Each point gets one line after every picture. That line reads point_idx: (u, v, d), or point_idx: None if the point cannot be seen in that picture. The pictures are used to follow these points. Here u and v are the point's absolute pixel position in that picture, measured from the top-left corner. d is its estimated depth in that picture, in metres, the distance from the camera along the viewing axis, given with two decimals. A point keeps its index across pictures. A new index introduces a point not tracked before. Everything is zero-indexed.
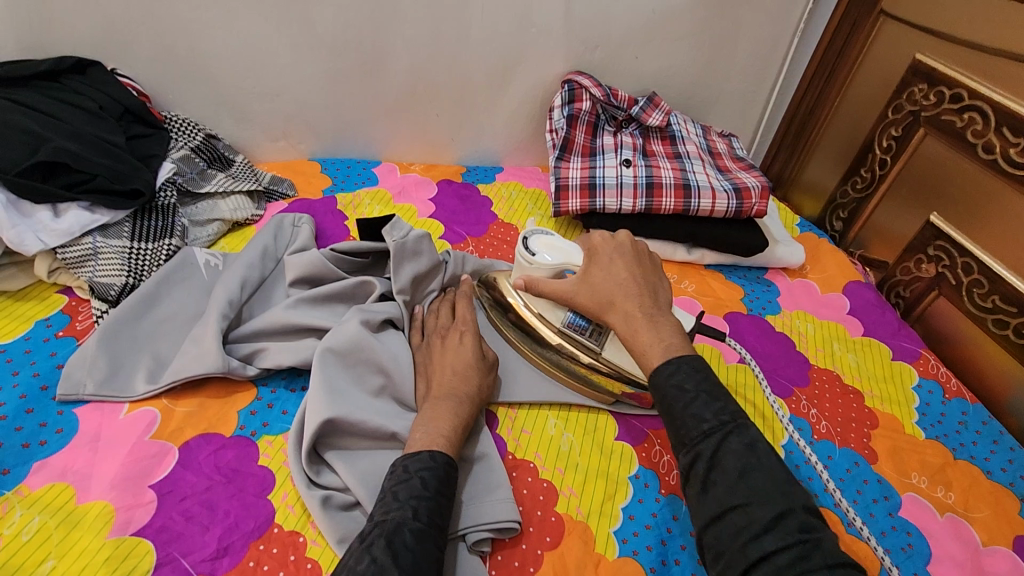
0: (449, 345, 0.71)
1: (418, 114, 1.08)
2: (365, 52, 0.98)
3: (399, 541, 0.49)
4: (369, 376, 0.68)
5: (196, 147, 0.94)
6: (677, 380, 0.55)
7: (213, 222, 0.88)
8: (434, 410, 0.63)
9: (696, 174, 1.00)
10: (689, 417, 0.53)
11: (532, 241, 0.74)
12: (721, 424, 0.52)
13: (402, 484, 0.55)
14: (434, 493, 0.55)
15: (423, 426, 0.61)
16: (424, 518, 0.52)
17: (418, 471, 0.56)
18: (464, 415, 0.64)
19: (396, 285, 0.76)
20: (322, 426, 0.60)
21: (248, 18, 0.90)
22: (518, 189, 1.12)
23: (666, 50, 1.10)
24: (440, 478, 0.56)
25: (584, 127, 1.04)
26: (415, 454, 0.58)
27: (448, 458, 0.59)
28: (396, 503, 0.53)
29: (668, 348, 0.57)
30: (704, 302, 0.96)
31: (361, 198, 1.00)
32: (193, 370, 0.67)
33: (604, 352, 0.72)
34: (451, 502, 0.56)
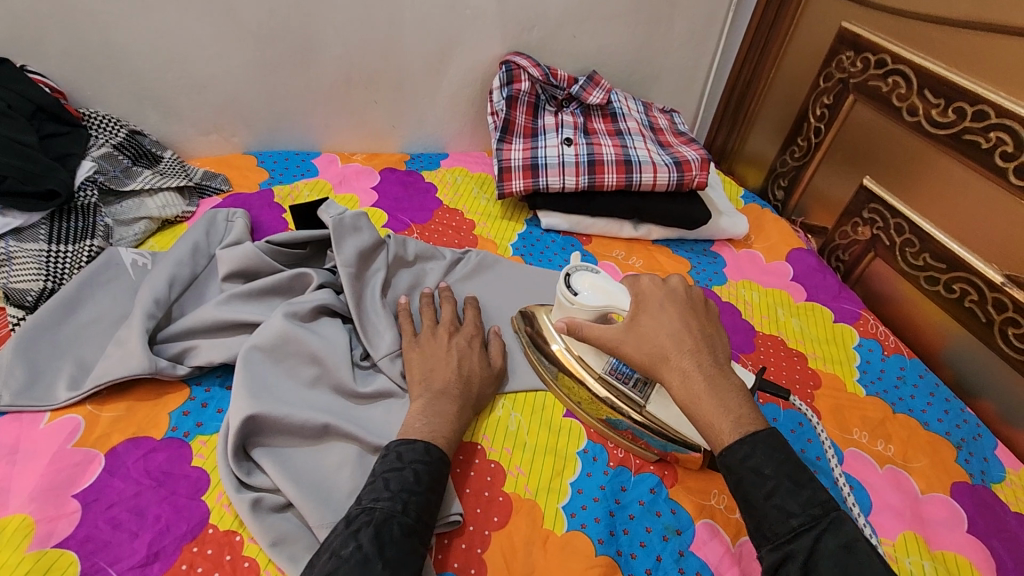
0: (452, 344, 0.70)
1: (357, 103, 1.06)
2: (294, 39, 0.95)
3: (386, 533, 0.49)
4: (301, 369, 0.66)
5: (119, 144, 0.90)
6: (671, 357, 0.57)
7: (140, 220, 0.84)
8: (432, 405, 0.62)
9: (638, 150, 1.00)
10: (774, 510, 0.49)
11: (576, 280, 0.69)
12: (813, 519, 0.48)
13: (394, 472, 0.54)
14: (426, 490, 0.54)
15: (422, 417, 0.61)
16: (413, 513, 0.52)
17: (412, 464, 0.55)
18: (462, 415, 0.63)
19: (340, 257, 0.74)
20: (245, 423, 0.59)
21: (166, 8, 0.87)
22: (462, 174, 1.10)
23: (604, 28, 1.10)
24: (433, 474, 0.56)
25: (525, 108, 1.03)
26: (410, 441, 0.58)
27: (443, 454, 0.58)
28: (386, 493, 0.53)
29: (741, 422, 0.52)
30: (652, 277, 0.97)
31: (300, 189, 0.98)
32: (119, 373, 0.64)
33: (649, 407, 0.67)
34: (442, 498, 0.56)
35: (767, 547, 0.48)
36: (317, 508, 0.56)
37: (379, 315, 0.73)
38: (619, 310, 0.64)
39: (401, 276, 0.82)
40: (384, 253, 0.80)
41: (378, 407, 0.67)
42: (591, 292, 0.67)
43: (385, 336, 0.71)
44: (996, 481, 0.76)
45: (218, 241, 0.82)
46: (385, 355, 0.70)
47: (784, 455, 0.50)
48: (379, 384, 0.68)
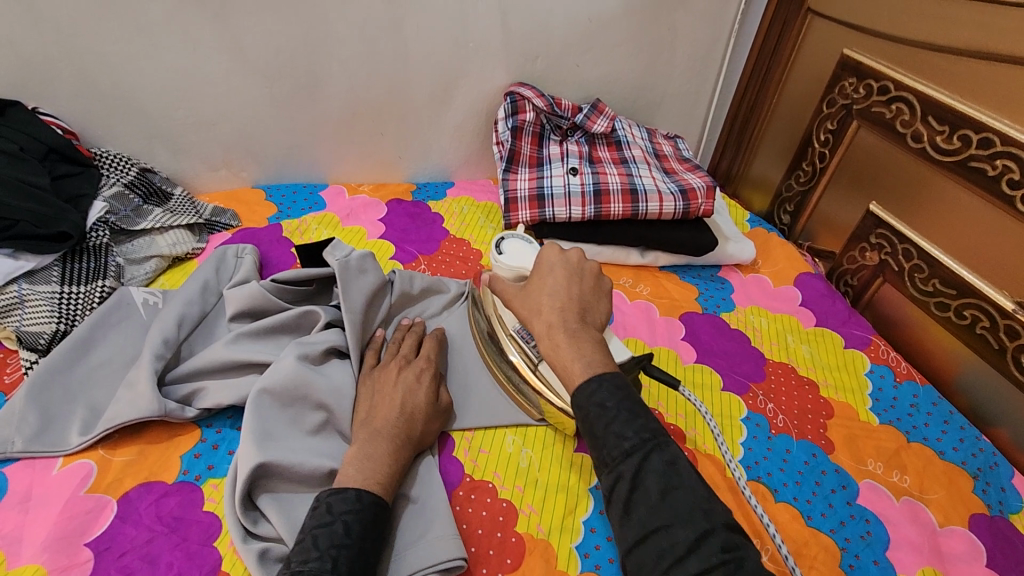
0: (399, 377, 0.69)
1: (363, 135, 1.07)
2: (302, 75, 0.96)
3: None
4: (309, 414, 0.66)
5: (130, 182, 0.91)
6: (599, 398, 0.55)
7: (151, 258, 0.85)
8: (363, 448, 0.61)
9: (643, 178, 1.00)
10: (664, 522, 0.47)
11: (506, 243, 0.80)
12: (703, 535, 0.46)
13: (323, 528, 0.53)
14: (356, 541, 0.53)
15: (355, 462, 0.60)
16: (342, 569, 0.51)
17: (342, 516, 0.54)
18: (398, 454, 0.62)
19: (345, 306, 0.74)
20: (254, 472, 0.59)
21: (176, 49, 0.89)
22: (469, 203, 1.11)
23: (606, 57, 1.11)
24: (365, 523, 0.55)
25: (529, 137, 1.04)
26: (342, 489, 0.57)
27: (377, 498, 0.57)
28: (315, 552, 0.51)
29: (591, 365, 0.58)
30: (659, 305, 0.97)
31: (308, 223, 0.99)
32: (129, 416, 0.64)
33: (540, 365, 0.71)
34: (376, 546, 0.55)
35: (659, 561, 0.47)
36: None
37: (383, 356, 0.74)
38: (527, 269, 0.76)
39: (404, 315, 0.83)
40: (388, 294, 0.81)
41: None
42: (511, 255, 0.78)
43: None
44: (1015, 512, 0.74)
45: (227, 277, 0.82)
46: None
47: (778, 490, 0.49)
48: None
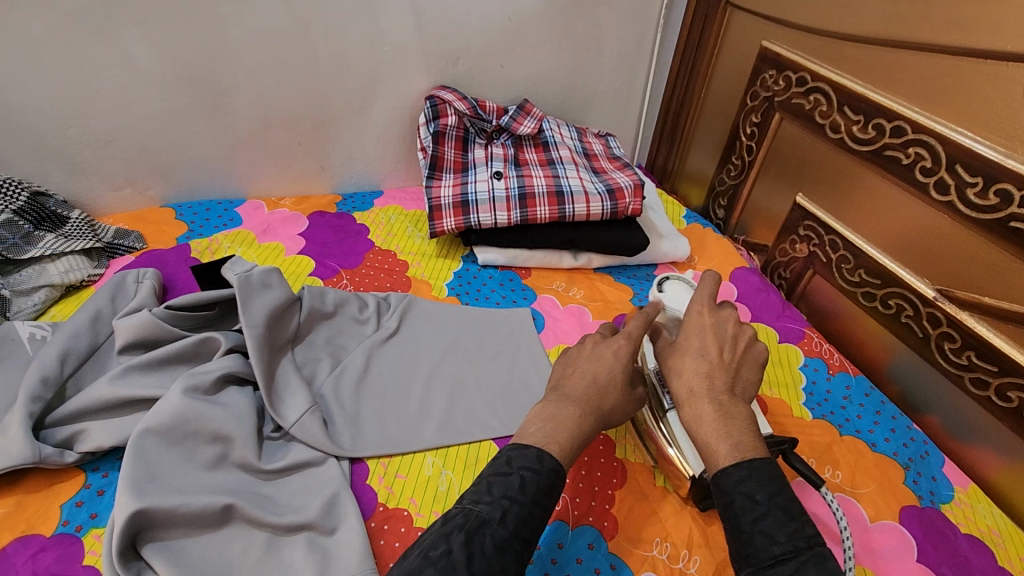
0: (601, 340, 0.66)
1: (280, 147, 1.02)
2: (205, 87, 0.91)
3: (478, 544, 0.45)
4: (202, 449, 0.62)
5: (18, 208, 0.84)
6: (747, 488, 0.49)
7: (40, 289, 0.79)
8: (550, 410, 0.57)
9: (570, 179, 0.97)
10: (760, 536, 0.46)
11: (670, 284, 0.79)
12: (797, 549, 0.44)
13: (500, 477, 0.50)
14: (531, 500, 0.49)
15: (537, 421, 0.56)
16: (511, 525, 0.47)
17: (519, 469, 0.51)
18: (585, 423, 0.57)
19: (247, 319, 0.71)
20: (134, 519, 0.54)
21: (59, 63, 0.82)
22: (397, 212, 1.07)
23: (531, 56, 1.08)
24: (542, 486, 0.50)
25: (453, 142, 1.00)
26: (523, 445, 0.53)
27: (558, 464, 0.53)
28: (487, 497, 0.49)
29: (739, 446, 0.52)
30: (593, 308, 0.95)
31: (220, 241, 0.93)
32: (0, 466, 0.59)
33: (669, 414, 0.68)
34: (550, 511, 0.51)
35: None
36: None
37: (290, 376, 0.72)
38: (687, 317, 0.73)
39: (316, 330, 0.80)
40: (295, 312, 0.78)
41: (290, 481, 0.64)
42: (673, 296, 0.77)
43: (295, 396, 0.69)
44: (945, 501, 0.74)
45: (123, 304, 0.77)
46: (294, 422, 0.67)
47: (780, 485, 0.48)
48: (297, 455, 0.66)
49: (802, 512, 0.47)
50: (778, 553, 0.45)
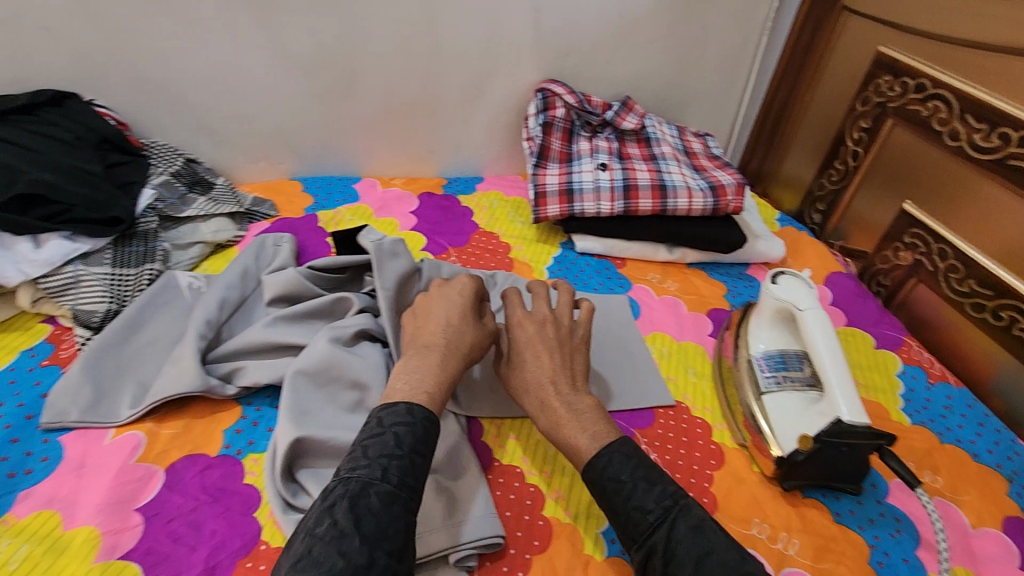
0: (433, 294, 0.69)
1: (396, 131, 1.09)
2: (340, 71, 0.99)
3: (363, 504, 0.47)
4: (343, 393, 0.69)
5: (176, 172, 0.94)
6: (613, 472, 0.56)
7: (195, 245, 0.89)
8: (409, 363, 0.60)
9: (672, 174, 1.00)
10: (634, 510, 0.53)
11: (783, 277, 0.81)
12: (666, 512, 0.52)
13: (375, 439, 0.52)
14: (409, 452, 0.52)
15: (404, 376, 0.59)
16: (394, 479, 0.49)
17: (393, 428, 0.53)
18: (447, 364, 0.61)
19: (381, 283, 0.78)
20: (292, 446, 0.62)
21: (222, 44, 0.92)
22: (498, 198, 1.13)
23: (637, 54, 1.12)
24: (416, 436, 0.53)
25: (560, 133, 1.05)
26: (393, 404, 0.56)
27: (428, 413, 0.56)
28: (364, 460, 0.50)
29: (597, 438, 0.59)
30: (687, 301, 0.98)
31: (342, 214, 1.02)
32: (172, 391, 0.67)
33: (765, 397, 0.76)
34: (429, 458, 0.54)
35: (635, 548, 0.52)
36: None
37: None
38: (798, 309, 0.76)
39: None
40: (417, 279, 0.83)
41: None
42: (788, 287, 0.79)
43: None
44: None
45: (265, 265, 0.85)
46: None
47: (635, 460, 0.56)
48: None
49: (661, 477, 0.55)
50: (652, 522, 0.52)
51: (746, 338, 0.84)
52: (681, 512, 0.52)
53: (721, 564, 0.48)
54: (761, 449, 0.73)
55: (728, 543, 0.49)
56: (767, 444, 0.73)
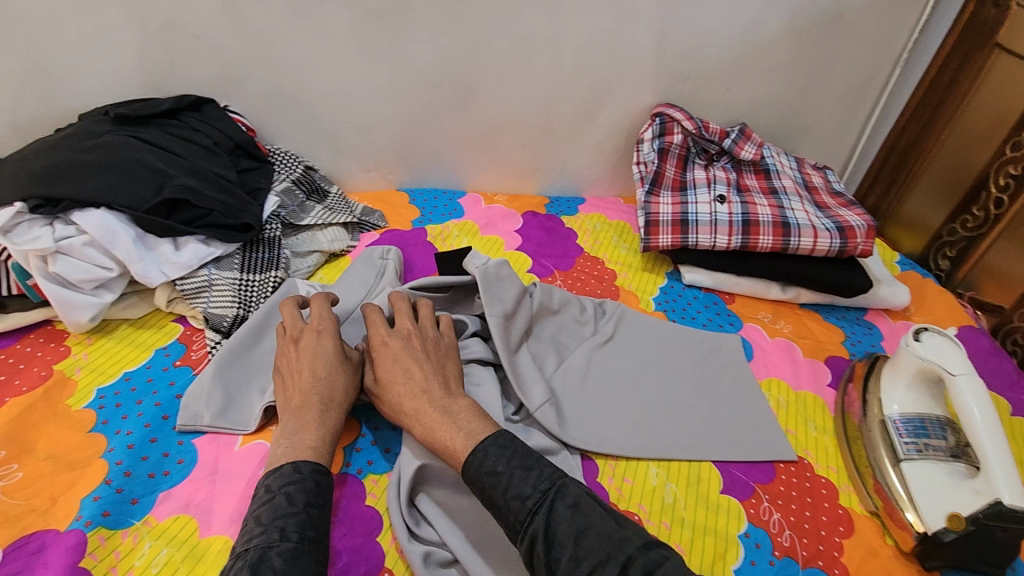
0: (301, 349, 0.67)
1: (504, 147, 1.09)
2: (459, 86, 0.99)
3: (265, 566, 0.48)
4: None
5: (296, 179, 0.96)
6: (489, 465, 0.56)
7: (313, 253, 0.90)
8: (294, 425, 0.61)
9: (795, 212, 0.96)
10: (511, 500, 0.53)
11: (927, 335, 0.76)
12: (542, 497, 0.53)
13: (265, 504, 0.53)
14: (303, 507, 0.53)
15: (283, 440, 0.59)
16: (293, 535, 0.51)
17: (282, 489, 0.54)
18: (327, 419, 0.62)
19: (491, 310, 0.77)
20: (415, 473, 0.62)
21: (351, 57, 0.93)
22: (601, 221, 1.10)
23: (759, 81, 1.07)
24: (308, 490, 0.55)
25: (675, 160, 1.02)
26: (275, 468, 0.57)
27: (317, 467, 0.57)
28: (258, 527, 0.51)
29: (471, 435, 0.59)
30: (802, 346, 0.92)
31: (450, 229, 1.01)
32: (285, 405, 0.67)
33: (903, 464, 0.71)
34: (326, 509, 0.55)
35: (519, 539, 0.52)
36: (480, 565, 0.57)
37: (530, 366, 0.76)
38: (946, 375, 0.70)
39: (544, 325, 0.84)
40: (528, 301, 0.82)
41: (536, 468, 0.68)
42: (934, 346, 0.74)
43: (537, 385, 0.74)
44: None
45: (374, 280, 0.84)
46: (537, 407, 0.72)
47: (510, 449, 0.57)
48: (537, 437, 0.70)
49: (537, 461, 0.56)
50: (529, 507, 0.52)
51: (876, 395, 0.79)
52: (558, 493, 0.53)
53: (602, 536, 0.50)
54: (895, 516, 0.69)
55: (603, 517, 0.51)
56: (900, 507, 0.69)
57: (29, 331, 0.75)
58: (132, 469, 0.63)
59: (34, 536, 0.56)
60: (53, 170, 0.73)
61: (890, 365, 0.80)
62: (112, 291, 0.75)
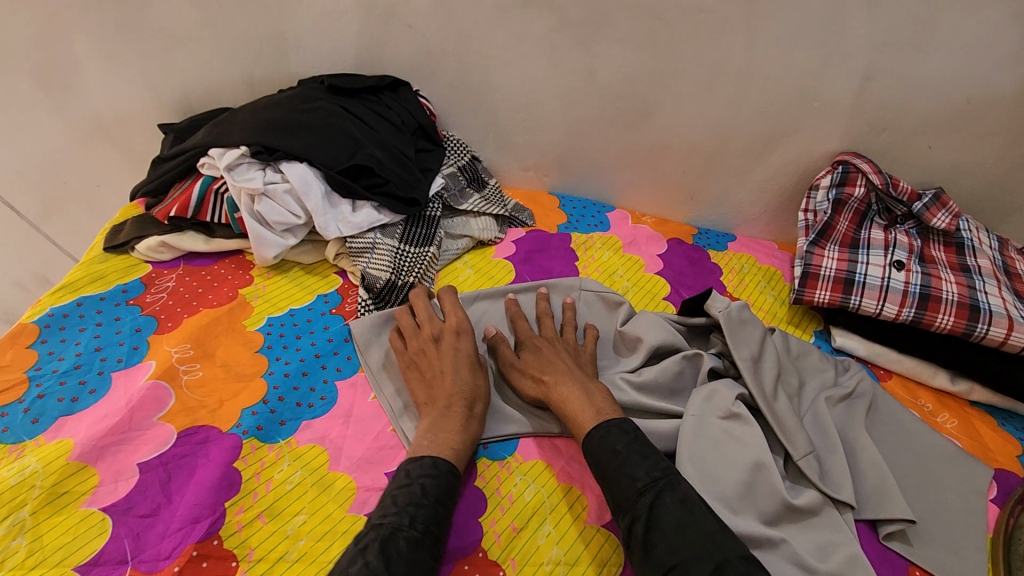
0: (442, 350, 0.72)
1: (664, 169, 1.07)
2: (636, 102, 0.99)
3: (393, 547, 0.51)
4: (728, 480, 0.67)
5: (462, 166, 1.01)
6: (609, 442, 0.63)
7: (463, 237, 0.95)
8: (437, 424, 0.64)
9: (989, 296, 0.84)
10: (625, 478, 0.59)
11: None
12: (654, 483, 0.58)
13: (402, 489, 0.57)
14: (433, 501, 0.56)
15: (429, 435, 0.63)
16: (420, 526, 0.53)
17: (419, 478, 0.57)
18: (469, 426, 0.65)
19: (737, 351, 0.77)
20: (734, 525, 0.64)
21: (539, 61, 0.97)
22: (750, 262, 1.05)
23: (972, 144, 0.95)
24: (440, 488, 0.57)
25: (850, 214, 0.94)
26: (417, 458, 0.60)
27: (451, 466, 0.60)
28: (393, 508, 0.55)
29: (602, 413, 0.67)
30: (968, 446, 0.80)
31: (594, 241, 1.02)
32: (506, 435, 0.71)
33: None
34: (452, 509, 0.57)
35: (622, 515, 0.58)
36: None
37: (789, 414, 0.73)
38: None
39: (792, 369, 0.81)
40: (774, 344, 0.81)
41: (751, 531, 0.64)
42: None
43: (799, 433, 0.72)
44: None
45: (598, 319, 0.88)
46: (802, 454, 0.70)
47: (633, 437, 0.62)
48: (811, 497, 0.67)
49: (654, 454, 0.61)
50: (640, 487, 0.58)
51: None
52: (668, 485, 0.58)
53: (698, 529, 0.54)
54: None
55: (706, 518, 0.55)
56: None
57: (224, 256, 0.88)
58: (285, 394, 0.70)
59: (201, 429, 0.65)
60: (274, 125, 0.84)
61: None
62: (295, 236, 0.85)
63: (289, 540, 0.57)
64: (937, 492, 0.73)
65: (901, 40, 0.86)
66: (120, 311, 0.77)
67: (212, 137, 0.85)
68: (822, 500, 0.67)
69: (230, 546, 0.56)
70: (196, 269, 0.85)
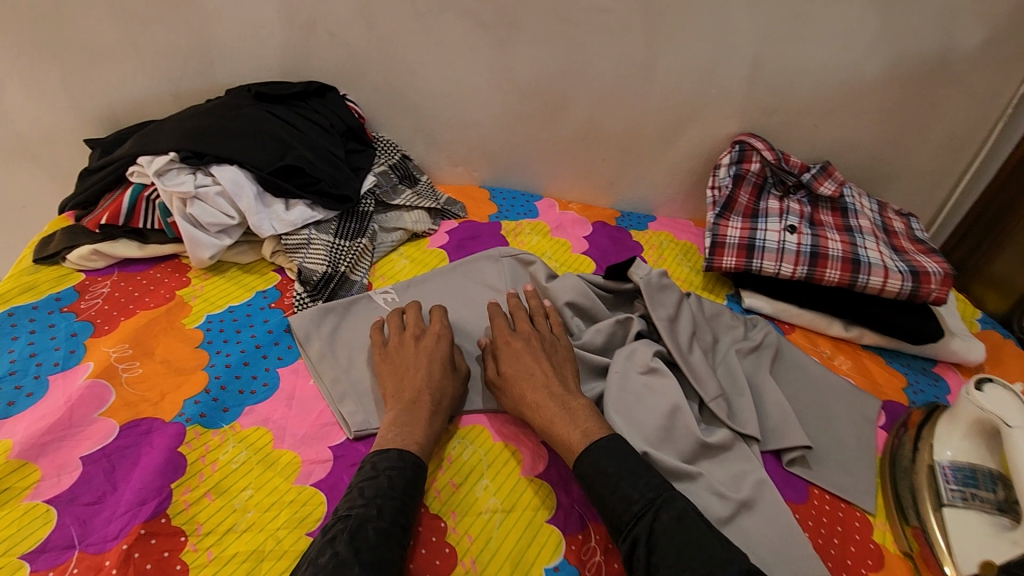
0: (414, 355, 0.73)
1: (584, 158, 1.15)
2: (552, 98, 1.07)
3: (362, 537, 0.54)
4: (649, 424, 0.74)
5: (393, 164, 1.06)
6: (602, 466, 0.62)
7: (397, 230, 1.00)
8: (398, 418, 0.66)
9: (869, 251, 0.96)
10: (620, 501, 0.60)
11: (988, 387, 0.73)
12: (649, 502, 0.59)
13: (369, 481, 0.59)
14: (401, 494, 0.59)
15: (393, 428, 0.65)
16: (388, 516, 0.56)
17: (386, 470, 0.60)
18: (433, 422, 0.67)
19: (658, 313, 0.85)
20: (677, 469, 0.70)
21: (459, 63, 1.04)
22: (668, 238, 1.14)
23: (850, 121, 1.07)
24: (407, 478, 0.60)
25: (750, 188, 1.05)
26: (383, 450, 0.63)
27: (417, 459, 0.63)
28: (360, 500, 0.57)
29: (587, 434, 0.66)
30: (860, 383, 0.90)
31: (523, 227, 1.09)
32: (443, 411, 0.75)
33: (945, 510, 0.69)
34: (419, 499, 0.60)
35: (621, 537, 0.59)
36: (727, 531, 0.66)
37: (702, 364, 0.81)
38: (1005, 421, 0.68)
39: (705, 326, 0.89)
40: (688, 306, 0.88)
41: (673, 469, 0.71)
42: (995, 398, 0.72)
43: (711, 379, 0.80)
44: None
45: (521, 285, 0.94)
46: (713, 396, 0.78)
47: (623, 454, 0.63)
48: (722, 434, 0.75)
49: (646, 472, 0.62)
50: (636, 511, 0.59)
51: (930, 442, 0.77)
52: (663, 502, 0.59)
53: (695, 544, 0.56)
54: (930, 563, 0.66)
55: (702, 531, 0.56)
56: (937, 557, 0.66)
57: (160, 261, 0.90)
58: (227, 384, 0.73)
59: (144, 420, 0.67)
60: (202, 132, 0.87)
61: (949, 413, 0.78)
62: (231, 237, 0.88)
63: (236, 513, 0.60)
64: (831, 422, 0.82)
65: (778, 31, 0.97)
66: (54, 318, 0.78)
67: (140, 146, 0.87)
68: (733, 436, 0.75)
69: (178, 522, 0.59)
70: (131, 275, 0.86)
